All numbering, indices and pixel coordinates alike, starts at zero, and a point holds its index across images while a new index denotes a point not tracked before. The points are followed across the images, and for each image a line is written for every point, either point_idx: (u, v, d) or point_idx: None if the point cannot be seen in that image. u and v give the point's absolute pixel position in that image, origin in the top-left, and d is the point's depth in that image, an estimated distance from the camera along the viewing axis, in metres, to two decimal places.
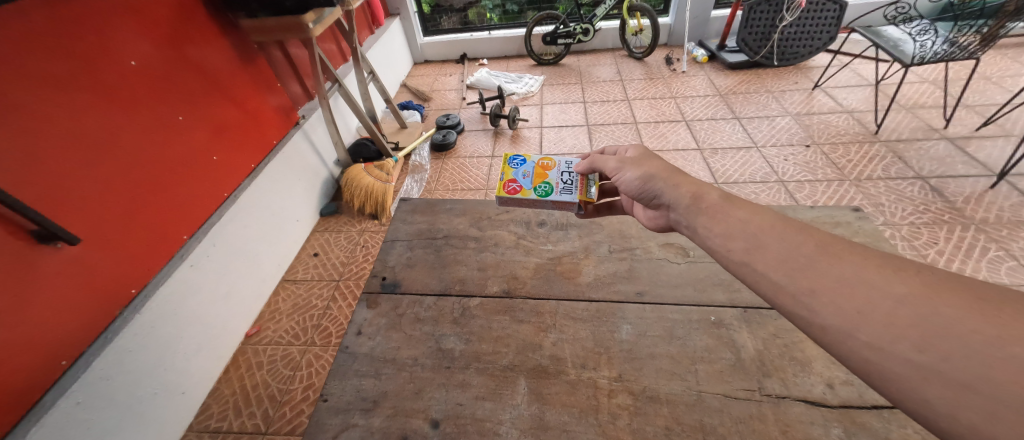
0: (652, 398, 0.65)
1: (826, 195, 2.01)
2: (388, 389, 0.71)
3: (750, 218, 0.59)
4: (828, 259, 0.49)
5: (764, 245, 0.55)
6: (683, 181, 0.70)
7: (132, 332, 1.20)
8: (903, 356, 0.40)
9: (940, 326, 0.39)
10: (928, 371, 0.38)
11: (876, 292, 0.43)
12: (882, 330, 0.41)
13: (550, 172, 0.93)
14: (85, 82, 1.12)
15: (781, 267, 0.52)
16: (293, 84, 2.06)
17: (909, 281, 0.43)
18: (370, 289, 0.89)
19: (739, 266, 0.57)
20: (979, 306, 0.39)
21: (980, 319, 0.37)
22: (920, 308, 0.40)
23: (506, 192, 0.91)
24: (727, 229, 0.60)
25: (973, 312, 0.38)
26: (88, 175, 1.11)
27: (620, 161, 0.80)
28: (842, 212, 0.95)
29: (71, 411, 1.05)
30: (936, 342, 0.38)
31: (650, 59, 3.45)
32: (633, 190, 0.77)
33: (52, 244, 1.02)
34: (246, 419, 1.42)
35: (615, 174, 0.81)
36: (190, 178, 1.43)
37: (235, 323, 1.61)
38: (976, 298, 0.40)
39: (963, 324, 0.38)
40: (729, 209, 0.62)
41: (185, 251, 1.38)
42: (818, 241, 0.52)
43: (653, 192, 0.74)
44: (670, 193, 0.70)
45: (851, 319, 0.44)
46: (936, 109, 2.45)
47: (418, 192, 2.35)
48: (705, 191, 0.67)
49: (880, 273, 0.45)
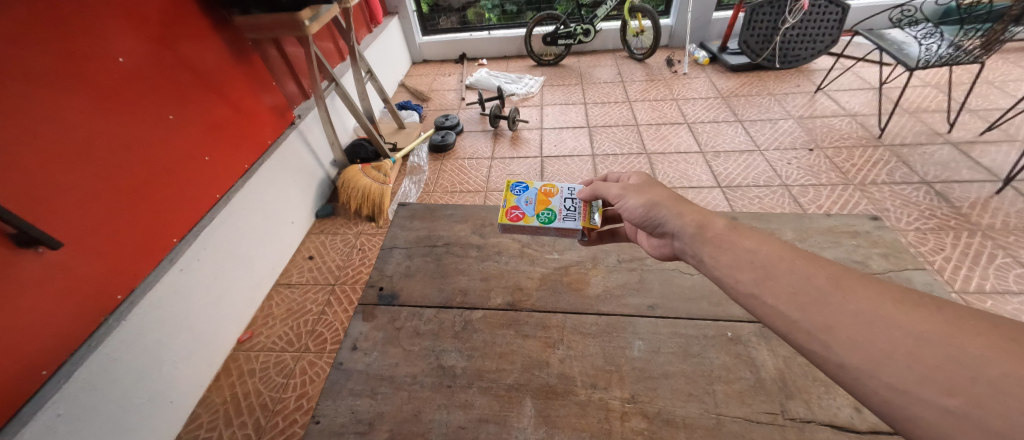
0: (667, 422, 0.61)
1: (831, 200, 1.98)
2: (385, 410, 0.66)
3: (758, 248, 0.55)
4: (842, 293, 0.45)
5: (775, 275, 0.51)
6: (687, 209, 0.66)
7: (117, 339, 1.14)
8: (927, 398, 0.36)
9: (967, 368, 0.35)
10: (956, 417, 0.34)
11: (896, 329, 0.40)
12: (905, 371, 0.38)
13: (552, 199, 0.89)
14: (69, 80, 1.07)
15: (793, 299, 0.47)
16: (289, 83, 2.01)
17: (929, 318, 0.40)
18: (366, 300, 0.85)
19: (747, 298, 0.52)
20: (1009, 348, 0.35)
21: (1009, 361, 0.34)
22: (944, 349, 0.37)
23: (508, 218, 0.87)
24: (734, 258, 0.56)
25: (1002, 354, 0.35)
26: (74, 175, 1.06)
27: (624, 187, 0.74)
28: (860, 221, 0.92)
29: (52, 424, 0.99)
30: (964, 385, 0.35)
31: (651, 60, 3.43)
32: (635, 217, 0.72)
33: (33, 249, 0.96)
34: (237, 429, 1.37)
35: (617, 201, 0.75)
36: (181, 179, 1.38)
37: (226, 329, 1.55)
38: (1007, 338, 0.36)
39: (993, 367, 0.34)
40: (736, 238, 0.58)
41: (174, 255, 1.32)
42: (831, 272, 0.48)
43: (657, 221, 0.69)
44: (673, 222, 0.66)
45: (871, 357, 0.40)
46: (939, 113, 2.44)
47: (416, 194, 2.30)
48: (710, 220, 0.63)
49: (899, 309, 0.41)
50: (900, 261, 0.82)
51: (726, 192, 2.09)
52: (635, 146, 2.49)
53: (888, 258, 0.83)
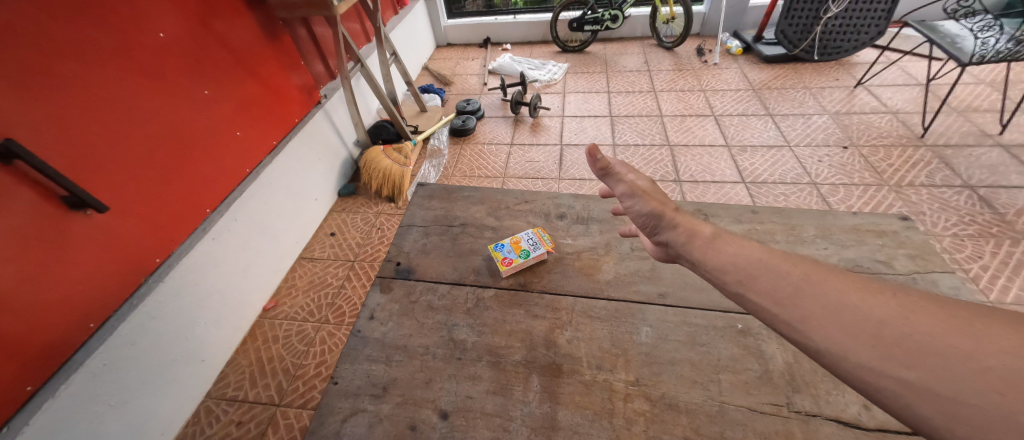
0: (670, 406, 0.62)
1: (862, 200, 1.90)
2: (398, 376, 0.70)
3: (740, 252, 0.56)
4: (813, 287, 0.47)
5: (755, 275, 0.52)
6: (684, 218, 0.64)
7: (155, 299, 1.23)
8: (892, 373, 0.39)
9: (921, 343, 0.39)
10: (918, 389, 0.37)
11: (861, 317, 0.43)
12: (870, 351, 0.40)
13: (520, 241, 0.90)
14: (114, 52, 1.12)
15: (771, 297, 0.49)
16: (316, 63, 2.05)
17: (886, 302, 0.43)
18: (384, 273, 0.89)
19: (734, 297, 0.53)
20: (954, 323, 0.39)
21: (952, 333, 0.38)
22: (901, 328, 0.40)
23: (508, 265, 0.84)
24: (723, 263, 0.56)
25: (946, 328, 0.38)
26: (119, 144, 1.13)
27: (632, 185, 0.67)
28: (888, 220, 0.88)
29: (98, 372, 1.08)
30: (920, 358, 0.38)
31: (680, 49, 3.32)
32: (638, 221, 0.67)
33: (82, 212, 1.04)
34: (262, 390, 1.45)
35: (622, 199, 0.68)
36: (213, 152, 1.44)
37: (253, 297, 1.64)
38: (950, 314, 0.40)
39: (942, 340, 0.38)
40: (721, 244, 0.58)
41: (207, 225, 1.40)
42: (803, 269, 0.50)
43: (658, 228, 0.65)
44: (668, 234, 0.64)
45: (842, 343, 0.42)
46: (992, 113, 2.28)
47: (435, 177, 2.33)
48: (699, 227, 0.62)
49: (859, 296, 0.44)
50: (928, 263, 0.79)
51: (750, 188, 2.04)
52: (658, 137, 2.44)
53: (914, 259, 0.80)
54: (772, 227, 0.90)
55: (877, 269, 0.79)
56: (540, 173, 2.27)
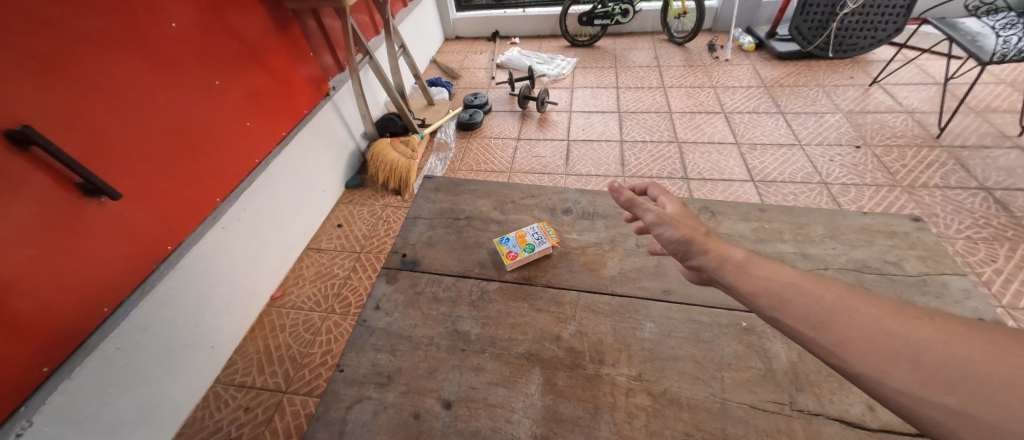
0: (672, 401, 0.62)
1: (874, 201, 1.87)
2: (403, 366, 0.71)
3: (770, 274, 0.53)
4: (844, 310, 0.46)
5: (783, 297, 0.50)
6: (718, 244, 0.59)
7: (166, 285, 1.25)
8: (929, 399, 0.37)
9: (960, 369, 0.36)
10: (955, 415, 0.35)
11: (897, 340, 0.41)
12: (907, 375, 0.39)
13: (525, 235, 0.90)
14: (126, 42, 1.13)
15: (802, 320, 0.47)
16: (325, 55, 2.06)
17: (924, 327, 0.41)
18: (390, 265, 0.89)
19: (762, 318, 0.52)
20: (997, 349, 0.36)
21: (994, 360, 0.35)
22: (937, 353, 0.38)
23: (513, 258, 0.84)
24: (753, 284, 0.53)
25: (988, 354, 0.36)
26: (132, 133, 1.14)
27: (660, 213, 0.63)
28: (900, 221, 0.87)
29: (111, 355, 1.11)
30: (960, 386, 0.36)
31: (691, 45, 3.27)
32: (669, 249, 0.63)
33: (96, 199, 1.06)
34: (269, 377, 1.48)
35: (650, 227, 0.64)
36: (223, 141, 1.46)
37: (261, 286, 1.67)
38: (993, 340, 0.37)
39: (981, 367, 0.36)
40: (751, 266, 0.55)
41: (217, 214, 1.42)
42: (835, 291, 0.48)
43: (690, 255, 0.61)
44: (700, 260, 0.59)
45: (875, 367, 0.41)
46: (1012, 113, 2.22)
47: (441, 171, 2.34)
48: (733, 252, 0.58)
49: (895, 320, 0.43)
50: (939, 265, 0.78)
51: (759, 186, 2.01)
52: (666, 134, 2.42)
53: (925, 261, 0.79)
54: (780, 226, 0.89)
55: (887, 270, 0.78)
56: (546, 168, 2.26)
